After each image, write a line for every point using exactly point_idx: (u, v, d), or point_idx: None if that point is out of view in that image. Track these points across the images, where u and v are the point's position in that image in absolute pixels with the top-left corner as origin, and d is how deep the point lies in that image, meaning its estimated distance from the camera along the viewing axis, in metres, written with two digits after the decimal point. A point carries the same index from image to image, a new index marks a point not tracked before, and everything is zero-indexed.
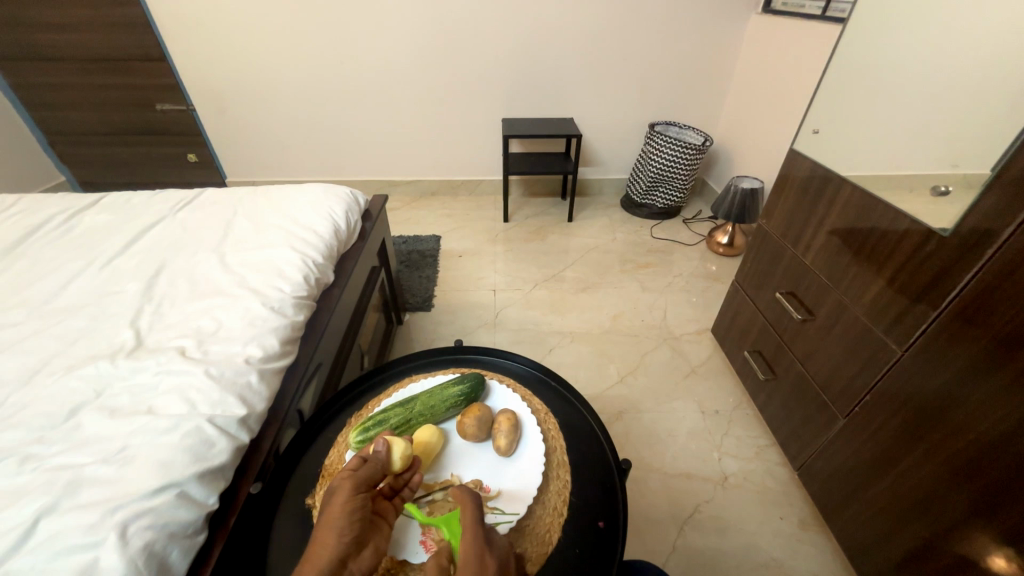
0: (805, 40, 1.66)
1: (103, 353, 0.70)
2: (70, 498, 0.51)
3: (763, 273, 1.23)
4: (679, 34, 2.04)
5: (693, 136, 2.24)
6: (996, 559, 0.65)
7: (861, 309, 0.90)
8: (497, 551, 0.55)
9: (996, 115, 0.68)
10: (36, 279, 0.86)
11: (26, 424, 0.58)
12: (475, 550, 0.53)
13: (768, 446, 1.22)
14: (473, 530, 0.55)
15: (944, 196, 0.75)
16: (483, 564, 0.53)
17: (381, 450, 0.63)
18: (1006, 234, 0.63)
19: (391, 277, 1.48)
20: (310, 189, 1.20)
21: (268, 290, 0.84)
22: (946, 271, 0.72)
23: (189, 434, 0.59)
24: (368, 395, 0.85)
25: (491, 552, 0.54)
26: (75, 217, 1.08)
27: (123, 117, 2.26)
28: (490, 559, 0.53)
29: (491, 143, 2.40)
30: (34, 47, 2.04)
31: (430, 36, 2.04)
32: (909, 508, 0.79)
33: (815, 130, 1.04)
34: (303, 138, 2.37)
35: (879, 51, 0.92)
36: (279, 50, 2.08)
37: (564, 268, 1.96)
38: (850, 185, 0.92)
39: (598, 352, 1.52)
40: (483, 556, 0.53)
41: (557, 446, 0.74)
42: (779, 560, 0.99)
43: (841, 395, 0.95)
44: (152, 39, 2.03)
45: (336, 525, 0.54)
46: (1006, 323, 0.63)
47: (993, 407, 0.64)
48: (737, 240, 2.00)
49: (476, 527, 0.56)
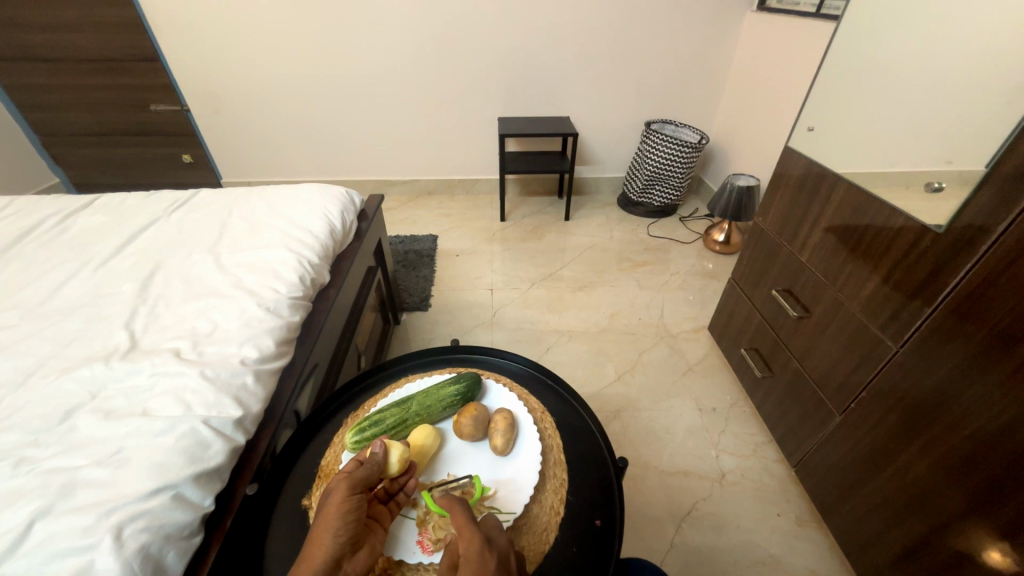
0: (801, 38, 1.67)
1: (98, 354, 0.69)
2: (66, 500, 0.51)
3: (760, 270, 1.23)
4: (675, 31, 2.04)
5: (689, 134, 2.24)
6: (993, 553, 0.65)
7: (858, 306, 0.90)
8: (498, 547, 0.55)
9: (989, 113, 0.68)
10: (32, 280, 0.86)
11: (20, 427, 0.58)
12: (476, 547, 0.53)
13: (766, 442, 1.23)
14: (469, 529, 0.55)
15: (938, 193, 0.75)
16: (486, 561, 0.52)
17: (378, 452, 0.63)
18: (1001, 230, 0.63)
19: (388, 277, 1.48)
20: (306, 189, 1.19)
21: (264, 290, 0.84)
22: (941, 267, 0.72)
23: (184, 436, 0.59)
24: (364, 395, 0.85)
25: (491, 549, 0.54)
26: (70, 218, 1.08)
27: (118, 117, 2.25)
28: (492, 555, 0.53)
29: (488, 143, 2.40)
30: (26, 48, 2.03)
31: (426, 36, 2.04)
32: (906, 503, 0.79)
33: (810, 128, 1.04)
34: (299, 138, 2.37)
35: (873, 48, 0.93)
36: (274, 50, 2.07)
37: (561, 267, 1.95)
38: (845, 183, 0.92)
39: (596, 351, 1.52)
40: (484, 552, 0.53)
41: (554, 445, 0.74)
42: (777, 557, 1.00)
43: (838, 391, 0.95)
44: (146, 40, 2.02)
45: (333, 523, 0.54)
46: (1002, 318, 0.63)
47: (990, 402, 0.64)
48: (734, 238, 2.01)
49: (470, 527, 0.55)
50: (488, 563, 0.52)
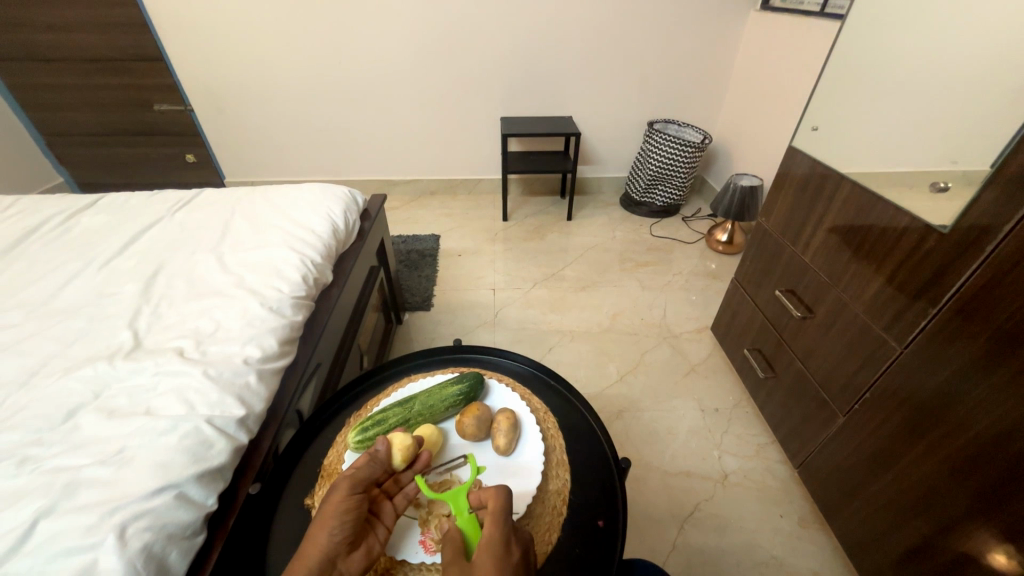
0: (804, 38, 1.66)
1: (101, 353, 0.70)
2: (70, 499, 0.51)
3: (763, 270, 1.23)
4: (678, 31, 2.04)
5: (692, 134, 2.23)
6: (996, 556, 0.64)
7: (861, 307, 0.90)
8: (520, 538, 0.55)
9: (995, 113, 0.68)
10: (35, 279, 0.86)
11: (23, 426, 0.58)
12: (501, 537, 0.53)
13: (768, 443, 1.22)
14: (498, 521, 0.54)
15: (944, 193, 0.74)
16: (509, 552, 0.52)
17: (382, 449, 0.63)
18: (1005, 232, 0.63)
19: (391, 276, 1.48)
20: (309, 189, 1.20)
21: (267, 290, 0.84)
22: (946, 268, 0.72)
23: (187, 435, 0.59)
24: (367, 395, 0.85)
25: (515, 539, 0.54)
26: (73, 218, 1.08)
27: (121, 117, 2.26)
28: (515, 543, 0.54)
29: (490, 142, 2.40)
30: (32, 48, 2.04)
31: (428, 36, 2.04)
32: (910, 506, 0.78)
33: (814, 128, 1.04)
34: (302, 138, 2.37)
35: (878, 48, 0.92)
36: (277, 50, 2.07)
37: (563, 267, 1.95)
38: (849, 182, 0.92)
39: (598, 351, 1.52)
40: (507, 543, 0.53)
41: (556, 445, 0.74)
42: (779, 558, 0.99)
43: (841, 392, 0.95)
44: (150, 40, 2.02)
45: (330, 522, 0.54)
46: (1005, 320, 0.62)
47: (995, 404, 0.64)
48: (737, 238, 2.00)
49: (501, 519, 0.55)
50: (509, 553, 0.52)
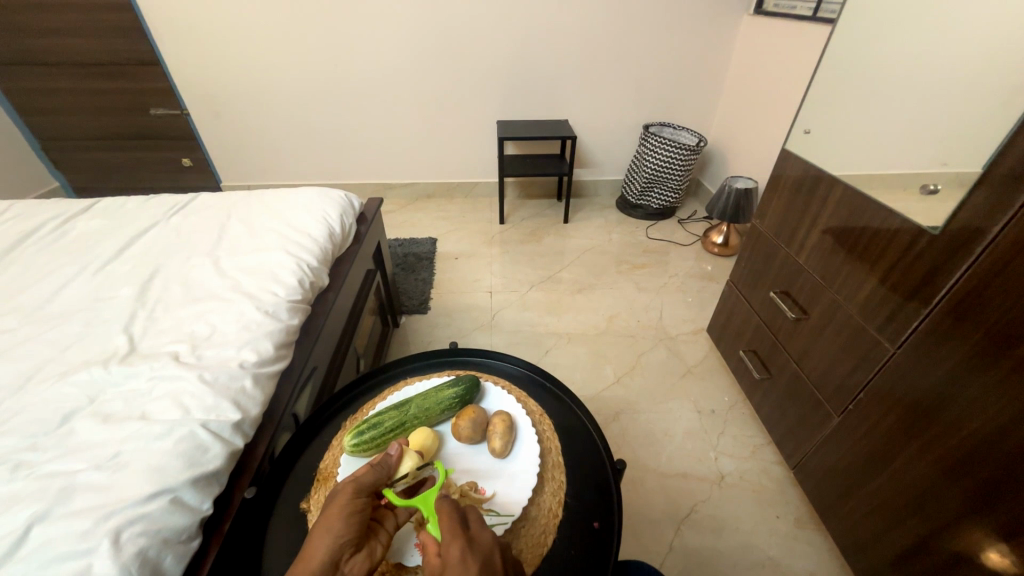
0: (797, 41, 1.67)
1: (96, 359, 0.69)
2: (63, 505, 0.51)
3: (758, 271, 1.24)
4: (673, 34, 2.05)
5: (687, 137, 2.25)
6: (990, 554, 0.65)
7: (855, 307, 0.91)
8: (482, 549, 0.52)
9: (983, 117, 0.69)
10: (31, 284, 0.86)
11: (18, 431, 0.58)
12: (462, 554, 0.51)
13: (764, 444, 1.23)
14: (455, 535, 0.52)
15: (934, 195, 0.75)
16: (466, 566, 0.49)
17: (393, 455, 0.64)
18: (996, 231, 0.63)
19: (387, 279, 1.49)
20: (305, 192, 1.20)
21: (262, 294, 0.84)
22: (937, 269, 0.73)
23: (183, 439, 0.59)
24: (363, 398, 0.85)
25: (472, 553, 0.51)
26: (68, 222, 1.08)
27: (117, 120, 2.25)
28: (473, 562, 0.50)
29: (487, 145, 2.41)
30: (29, 53, 2.05)
31: (424, 40, 2.05)
32: (904, 506, 0.79)
33: (806, 130, 1.05)
34: (299, 141, 2.37)
35: (869, 51, 0.93)
36: (273, 54, 2.08)
37: (560, 269, 1.96)
38: (842, 184, 0.93)
39: (595, 353, 1.52)
40: (465, 559, 0.50)
41: (552, 447, 0.74)
42: (775, 559, 1.00)
43: (835, 393, 0.96)
44: (148, 45, 2.03)
45: (334, 527, 0.53)
46: (998, 318, 0.63)
47: (988, 402, 0.64)
48: (732, 240, 2.02)
49: (454, 530, 0.53)
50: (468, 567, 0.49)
